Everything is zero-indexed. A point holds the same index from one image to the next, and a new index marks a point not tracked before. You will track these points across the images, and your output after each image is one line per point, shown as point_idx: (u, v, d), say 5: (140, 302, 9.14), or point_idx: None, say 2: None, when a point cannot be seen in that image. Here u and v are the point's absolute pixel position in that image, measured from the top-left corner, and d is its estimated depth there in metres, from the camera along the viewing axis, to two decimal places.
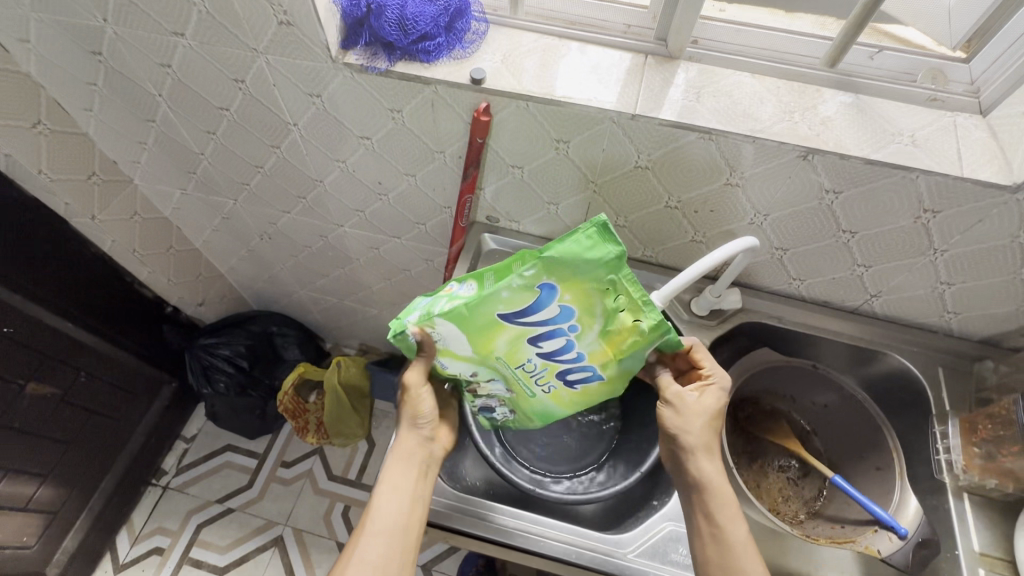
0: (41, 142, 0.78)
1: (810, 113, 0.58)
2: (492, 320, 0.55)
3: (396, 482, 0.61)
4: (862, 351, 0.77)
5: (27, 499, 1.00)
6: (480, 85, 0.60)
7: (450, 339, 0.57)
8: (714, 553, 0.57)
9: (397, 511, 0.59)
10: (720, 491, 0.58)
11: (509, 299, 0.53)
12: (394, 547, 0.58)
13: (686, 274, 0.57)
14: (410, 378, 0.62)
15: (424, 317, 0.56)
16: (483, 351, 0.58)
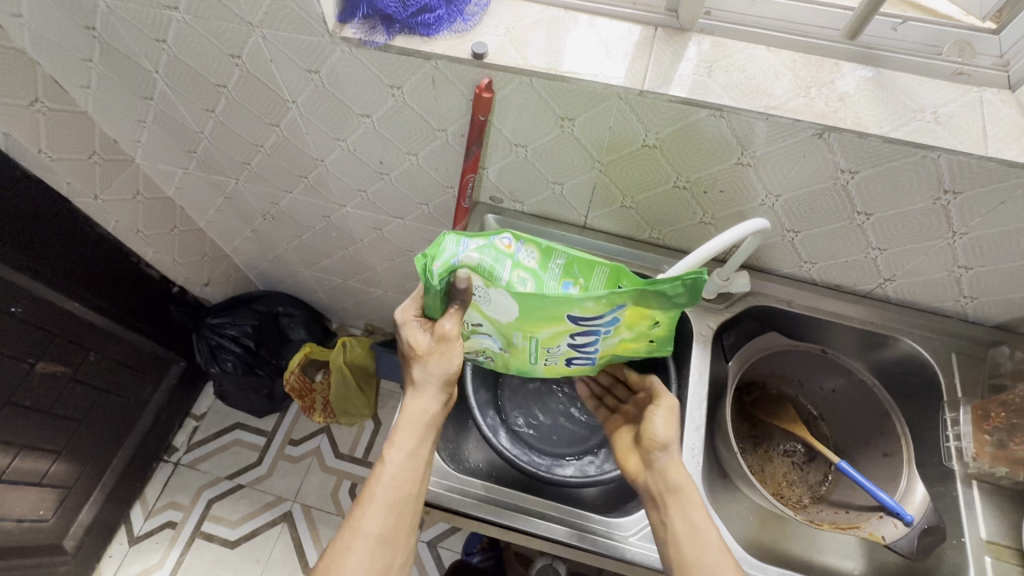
0: (40, 120, 0.77)
1: (827, 88, 0.55)
2: (554, 313, 0.57)
3: (410, 452, 0.59)
4: (873, 336, 0.75)
5: (43, 475, 1.03)
6: (482, 60, 0.57)
7: (496, 300, 0.57)
8: (690, 552, 0.57)
9: (406, 480, 0.58)
10: (694, 494, 0.60)
11: (585, 308, 0.56)
12: (397, 516, 0.57)
13: (710, 247, 0.56)
14: (449, 329, 0.58)
15: (482, 273, 0.54)
16: (521, 326, 0.59)
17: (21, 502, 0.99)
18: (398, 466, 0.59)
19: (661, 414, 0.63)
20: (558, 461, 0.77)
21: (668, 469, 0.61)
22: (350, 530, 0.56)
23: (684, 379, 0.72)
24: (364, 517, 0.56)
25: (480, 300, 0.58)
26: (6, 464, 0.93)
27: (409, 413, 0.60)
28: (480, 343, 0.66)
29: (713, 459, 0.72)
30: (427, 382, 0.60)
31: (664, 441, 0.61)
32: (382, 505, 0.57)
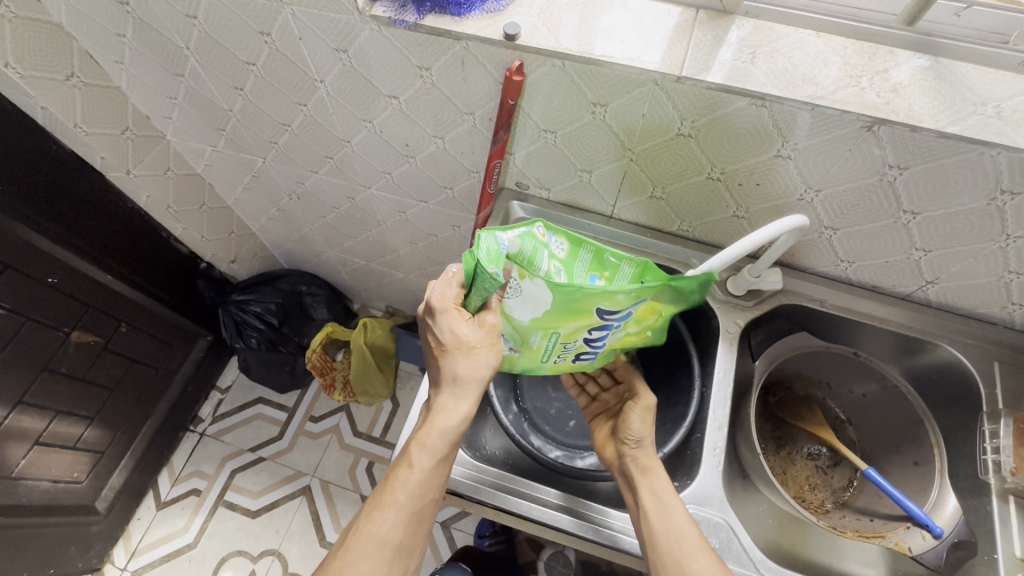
0: (75, 94, 0.78)
1: (879, 78, 0.52)
2: (587, 306, 0.56)
3: (439, 459, 0.57)
4: (911, 340, 0.72)
5: (77, 439, 1.07)
6: (513, 41, 0.55)
7: (532, 294, 0.55)
8: (659, 528, 0.57)
9: (430, 488, 0.57)
10: (664, 476, 0.61)
11: (615, 300, 0.56)
12: (415, 524, 0.56)
13: (761, 234, 0.54)
14: (493, 321, 0.56)
15: (522, 263, 0.54)
16: (549, 322, 0.58)
17: (56, 464, 1.03)
18: (424, 473, 0.56)
19: (637, 412, 0.65)
20: (576, 452, 0.77)
21: (639, 456, 0.63)
22: (366, 533, 0.54)
23: (707, 377, 0.71)
24: (383, 521, 0.55)
25: (510, 296, 0.56)
26: (42, 427, 0.97)
27: (444, 419, 0.57)
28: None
29: (734, 459, 0.70)
30: (463, 382, 0.57)
31: (637, 433, 0.64)
32: (403, 512, 0.55)
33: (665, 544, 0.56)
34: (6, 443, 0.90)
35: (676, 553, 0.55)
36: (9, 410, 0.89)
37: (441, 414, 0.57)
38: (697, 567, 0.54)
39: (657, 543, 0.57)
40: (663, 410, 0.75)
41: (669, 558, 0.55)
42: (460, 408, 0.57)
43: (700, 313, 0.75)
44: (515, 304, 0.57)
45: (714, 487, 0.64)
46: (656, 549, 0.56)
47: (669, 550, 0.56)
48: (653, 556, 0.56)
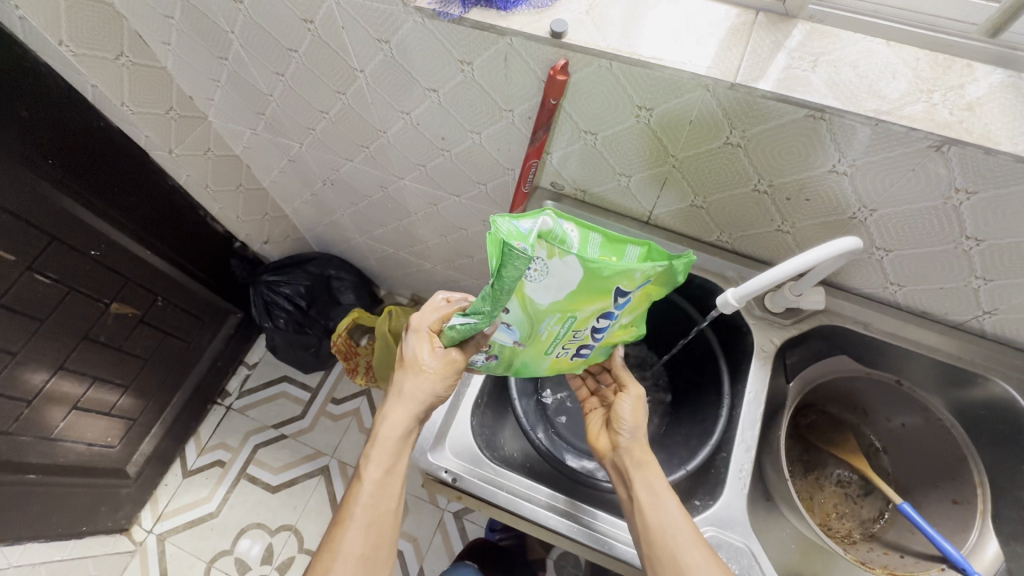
0: (123, 73, 0.79)
1: (954, 93, 0.48)
2: (605, 287, 0.54)
3: (388, 469, 0.60)
4: (958, 372, 0.68)
5: (111, 406, 1.11)
6: (560, 39, 0.53)
7: (556, 272, 0.52)
8: (654, 522, 0.57)
9: (384, 497, 0.59)
10: (658, 469, 0.61)
11: (632, 280, 0.54)
12: (378, 534, 0.58)
13: (801, 261, 0.52)
14: (455, 357, 0.60)
15: (551, 241, 0.50)
16: (567, 304, 0.54)
17: (92, 428, 1.08)
18: (376, 484, 0.59)
19: (628, 400, 0.64)
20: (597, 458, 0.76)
21: (632, 447, 0.62)
22: (331, 549, 0.56)
23: (737, 396, 0.68)
24: (345, 535, 0.57)
25: (532, 279, 0.52)
26: (80, 393, 1.01)
27: (388, 430, 0.60)
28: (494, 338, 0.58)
29: (758, 480, 0.68)
30: (408, 398, 0.61)
31: (630, 423, 0.63)
32: (361, 521, 0.58)
33: (660, 539, 0.56)
34: (47, 406, 0.94)
35: (672, 548, 0.55)
36: (50, 374, 0.92)
37: (384, 426, 0.61)
38: (693, 561, 0.54)
39: (651, 535, 0.56)
40: (688, 425, 0.73)
41: (664, 553, 0.55)
42: (403, 417, 0.61)
43: (734, 328, 0.72)
44: (537, 288, 0.53)
45: (737, 510, 0.62)
46: (651, 541, 0.56)
47: (665, 545, 0.55)
48: (648, 548, 0.56)
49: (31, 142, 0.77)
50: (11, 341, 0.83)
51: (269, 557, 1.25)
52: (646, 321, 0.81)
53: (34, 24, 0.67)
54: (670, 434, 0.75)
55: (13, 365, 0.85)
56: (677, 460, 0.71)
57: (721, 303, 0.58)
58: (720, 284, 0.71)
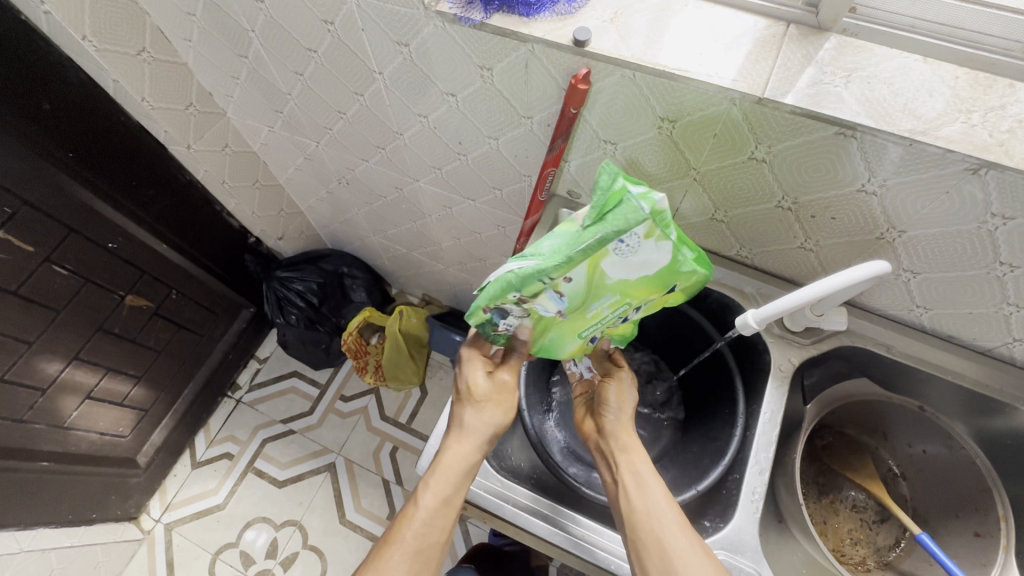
0: (146, 69, 0.80)
1: (994, 114, 0.46)
2: (666, 284, 0.55)
3: (444, 499, 0.58)
4: (984, 400, 0.65)
5: (123, 396, 1.12)
6: (583, 48, 0.52)
7: (643, 256, 0.50)
8: (640, 505, 0.55)
9: (437, 527, 0.57)
10: (643, 453, 0.60)
11: (688, 282, 0.55)
12: (423, 561, 0.56)
13: (833, 283, 0.51)
14: (507, 379, 0.63)
15: (657, 224, 0.47)
16: (632, 288, 0.55)
17: (104, 417, 1.09)
18: (430, 511, 0.57)
19: (613, 384, 0.64)
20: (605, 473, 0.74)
21: (617, 430, 0.61)
22: (375, 568, 0.54)
23: (752, 416, 0.67)
24: (391, 559, 0.55)
25: (621, 253, 0.49)
26: (94, 382, 1.01)
27: (456, 458, 0.59)
28: (540, 305, 0.55)
29: (770, 501, 0.66)
30: (471, 427, 0.61)
31: (615, 404, 0.62)
32: (410, 547, 0.55)
33: (646, 522, 0.54)
34: (61, 395, 0.95)
35: (657, 533, 0.53)
36: (65, 363, 0.93)
37: (449, 454, 0.59)
38: (679, 546, 0.52)
39: (637, 521, 0.54)
40: (701, 443, 0.72)
41: (648, 538, 0.53)
42: (465, 448, 0.60)
43: (751, 345, 0.71)
44: (615, 264, 0.51)
45: (749, 534, 0.60)
46: (634, 527, 0.55)
47: (651, 529, 0.54)
48: (632, 532, 0.54)
49: (50, 134, 0.78)
50: (26, 331, 0.84)
51: (273, 551, 1.26)
52: (661, 332, 0.80)
53: (58, 19, 0.68)
54: (682, 450, 0.74)
55: (28, 354, 0.85)
56: (689, 478, 0.69)
57: (742, 323, 0.59)
58: (738, 300, 0.69)
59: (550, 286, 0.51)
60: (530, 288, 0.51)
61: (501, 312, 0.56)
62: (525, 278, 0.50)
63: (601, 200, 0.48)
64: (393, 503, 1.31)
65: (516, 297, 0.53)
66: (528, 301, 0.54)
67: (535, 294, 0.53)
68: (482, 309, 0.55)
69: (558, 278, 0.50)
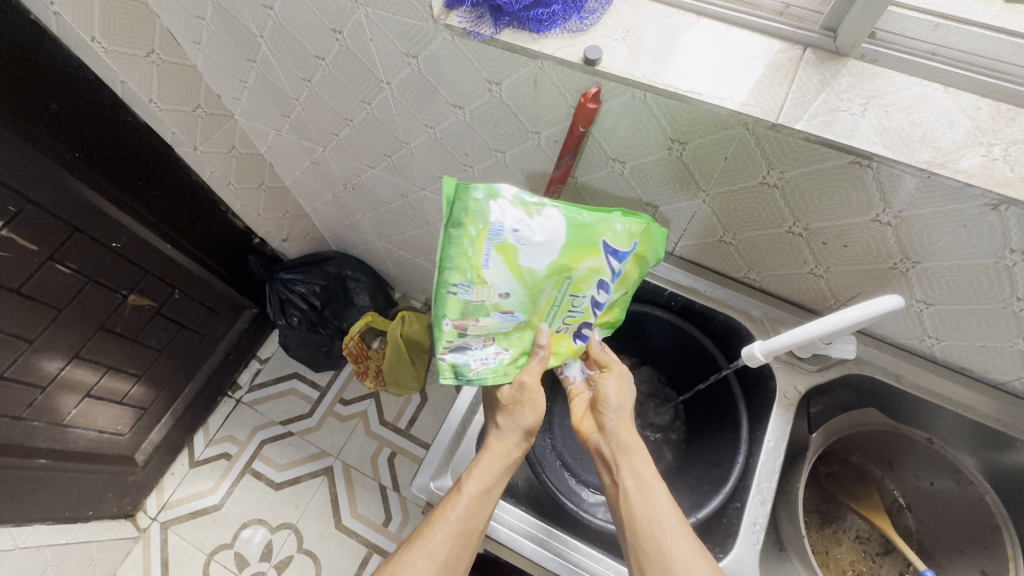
0: (153, 71, 0.80)
1: (1016, 148, 0.45)
2: (594, 241, 0.53)
3: (487, 488, 0.57)
4: (994, 434, 0.64)
5: (124, 395, 1.12)
6: (593, 67, 0.51)
7: (543, 229, 0.51)
8: (640, 511, 0.54)
9: (477, 513, 0.56)
10: (646, 456, 0.58)
11: (617, 235, 0.54)
12: (460, 545, 0.55)
13: (841, 321, 0.50)
14: (526, 380, 0.59)
15: (525, 203, 0.51)
16: (562, 266, 0.53)
17: (103, 416, 1.09)
18: (473, 499, 0.57)
19: (613, 379, 0.62)
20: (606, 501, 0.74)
21: (619, 430, 0.60)
22: (416, 547, 0.54)
23: (755, 443, 0.65)
24: (432, 537, 0.54)
25: (520, 240, 0.51)
26: (94, 381, 1.01)
27: (497, 453, 0.60)
28: (489, 325, 0.56)
29: (770, 528, 0.65)
30: (512, 428, 0.61)
31: (616, 402, 0.61)
32: (451, 529, 0.55)
33: (648, 529, 0.53)
34: (61, 392, 0.95)
35: (658, 540, 0.52)
36: (66, 361, 0.93)
37: (493, 448, 0.60)
38: (682, 554, 0.51)
39: (637, 527, 0.53)
40: (703, 467, 0.71)
41: (649, 546, 0.52)
42: (510, 442, 0.60)
43: (756, 370, 0.69)
44: (529, 253, 0.52)
45: (749, 567, 0.58)
46: (636, 532, 0.53)
47: (651, 536, 0.52)
48: (632, 539, 0.53)
49: (55, 133, 0.77)
50: (28, 330, 0.84)
51: (267, 554, 1.25)
52: (664, 350, 0.79)
53: (67, 20, 0.67)
54: (685, 472, 0.73)
55: (29, 352, 0.85)
56: (690, 504, 0.68)
57: (747, 354, 0.59)
58: (746, 324, 0.69)
59: (476, 302, 0.53)
60: (454, 308, 0.53)
61: (460, 347, 0.56)
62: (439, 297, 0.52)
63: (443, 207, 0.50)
64: (389, 510, 1.30)
65: (455, 325, 0.54)
66: (472, 323, 0.55)
67: (469, 314, 0.54)
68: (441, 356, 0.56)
69: (469, 282, 0.52)
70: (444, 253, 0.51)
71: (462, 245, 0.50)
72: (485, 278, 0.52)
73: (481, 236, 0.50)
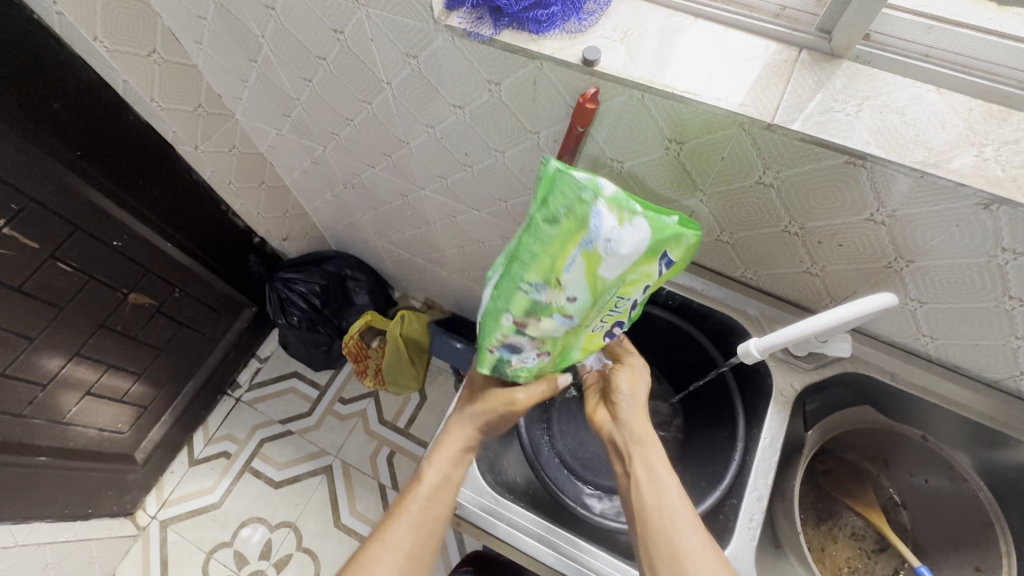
0: (155, 70, 0.80)
1: (1007, 149, 0.45)
2: (659, 253, 0.48)
3: (444, 478, 0.58)
4: (988, 432, 0.64)
5: (124, 393, 1.12)
6: (591, 67, 0.51)
7: (627, 240, 0.45)
8: (651, 500, 0.54)
9: (436, 503, 0.57)
10: (658, 447, 0.58)
11: (679, 247, 0.49)
12: (425, 535, 0.55)
13: (838, 316, 0.51)
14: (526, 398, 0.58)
15: (618, 207, 0.44)
16: (631, 275, 0.49)
17: (103, 414, 1.09)
18: (431, 489, 0.57)
19: (625, 371, 0.62)
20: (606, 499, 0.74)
21: (631, 420, 0.60)
22: (379, 542, 0.54)
23: (752, 441, 0.66)
24: (395, 530, 0.55)
25: (609, 249, 0.45)
26: (94, 379, 1.02)
27: (450, 442, 0.60)
28: (548, 327, 0.51)
29: (766, 525, 0.65)
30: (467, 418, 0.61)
31: (629, 392, 0.61)
32: (413, 520, 0.55)
33: (657, 519, 0.53)
34: (61, 390, 0.95)
35: (669, 531, 0.52)
36: (66, 359, 0.93)
37: (448, 437, 0.60)
38: (691, 546, 0.51)
39: (647, 517, 0.53)
40: (700, 464, 0.71)
41: (658, 537, 0.52)
42: (462, 430, 0.61)
43: (753, 368, 0.70)
44: (611, 262, 0.46)
45: (744, 562, 0.59)
46: (645, 521, 0.53)
47: (661, 527, 0.52)
48: (641, 529, 0.53)
49: (57, 132, 0.78)
50: (28, 327, 0.84)
51: (267, 552, 1.25)
52: (662, 349, 0.80)
53: (70, 19, 0.68)
54: (682, 470, 0.74)
55: (30, 349, 0.86)
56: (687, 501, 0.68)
57: (743, 351, 0.60)
58: (742, 324, 0.69)
59: (543, 302, 0.48)
60: (517, 305, 0.48)
61: (512, 347, 0.52)
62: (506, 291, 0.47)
63: (539, 187, 0.44)
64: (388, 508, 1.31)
65: (512, 323, 0.50)
66: (530, 323, 0.50)
67: (530, 315, 0.49)
68: (489, 349, 0.52)
69: (546, 282, 0.46)
70: (527, 244, 0.45)
71: (548, 241, 0.45)
72: (563, 281, 0.46)
73: (576, 238, 0.44)
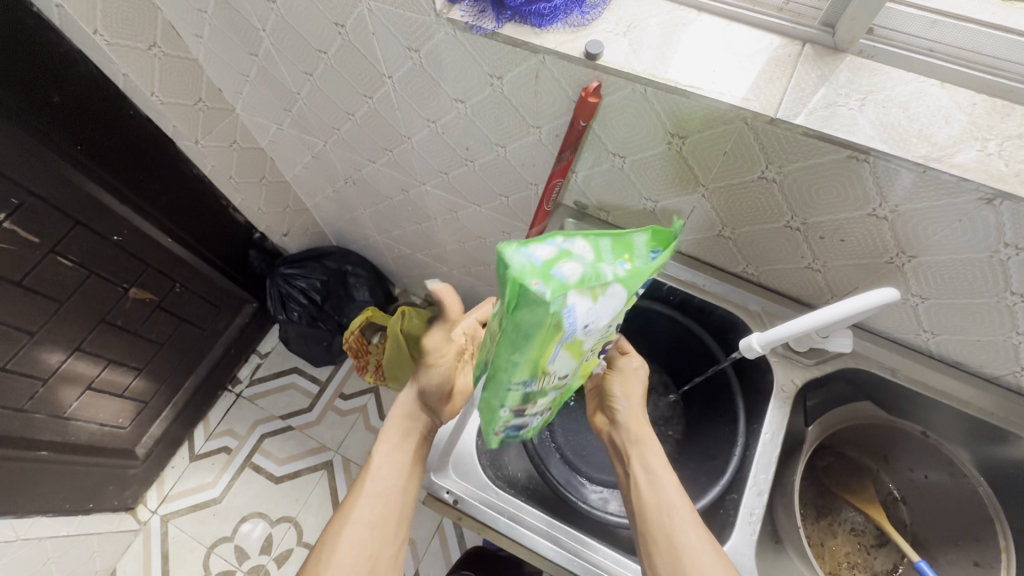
0: (156, 64, 0.80)
1: (1010, 144, 0.45)
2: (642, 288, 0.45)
3: (395, 447, 0.57)
4: (988, 428, 0.65)
5: (124, 388, 1.12)
6: (594, 61, 0.51)
7: (609, 306, 0.41)
8: (650, 498, 0.54)
9: (392, 471, 0.56)
10: (656, 445, 0.58)
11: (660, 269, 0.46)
12: (389, 505, 0.54)
13: (836, 313, 0.51)
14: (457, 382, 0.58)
15: (590, 284, 0.39)
16: (615, 321, 0.45)
17: (104, 409, 1.10)
18: (384, 459, 0.56)
19: (618, 375, 0.62)
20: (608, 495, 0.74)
21: (628, 421, 0.60)
22: (338, 521, 0.52)
23: (752, 436, 0.66)
24: (356, 505, 0.53)
25: (590, 329, 0.41)
26: (95, 374, 1.02)
27: (396, 414, 0.59)
28: (545, 399, 0.50)
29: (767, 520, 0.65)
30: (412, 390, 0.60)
31: (623, 394, 0.61)
32: (372, 493, 0.54)
33: (656, 517, 0.53)
34: (62, 384, 0.95)
35: (668, 529, 0.52)
36: (67, 354, 0.93)
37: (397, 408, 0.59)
38: (690, 542, 0.51)
39: (647, 515, 0.54)
40: (700, 460, 0.71)
41: (658, 534, 0.52)
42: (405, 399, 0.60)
43: (753, 363, 0.70)
44: (593, 333, 0.43)
45: (744, 557, 0.59)
46: (645, 519, 0.54)
47: (661, 525, 0.53)
48: (642, 527, 0.54)
49: (58, 127, 0.77)
50: (29, 322, 0.84)
51: (267, 547, 1.26)
52: (663, 344, 0.80)
53: (70, 13, 0.68)
54: (683, 465, 0.74)
55: (30, 344, 0.86)
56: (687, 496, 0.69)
57: (744, 346, 0.59)
58: (744, 319, 0.69)
59: (535, 391, 0.46)
60: (513, 400, 0.46)
61: (515, 425, 0.52)
62: (498, 393, 0.44)
63: (504, 295, 0.38)
64: None
65: (511, 411, 0.48)
66: (528, 405, 0.49)
67: (527, 402, 0.47)
68: (496, 433, 0.52)
69: (535, 379, 0.44)
70: (506, 360, 0.41)
71: (529, 354, 0.40)
72: (551, 370, 0.44)
73: (552, 342, 0.40)
